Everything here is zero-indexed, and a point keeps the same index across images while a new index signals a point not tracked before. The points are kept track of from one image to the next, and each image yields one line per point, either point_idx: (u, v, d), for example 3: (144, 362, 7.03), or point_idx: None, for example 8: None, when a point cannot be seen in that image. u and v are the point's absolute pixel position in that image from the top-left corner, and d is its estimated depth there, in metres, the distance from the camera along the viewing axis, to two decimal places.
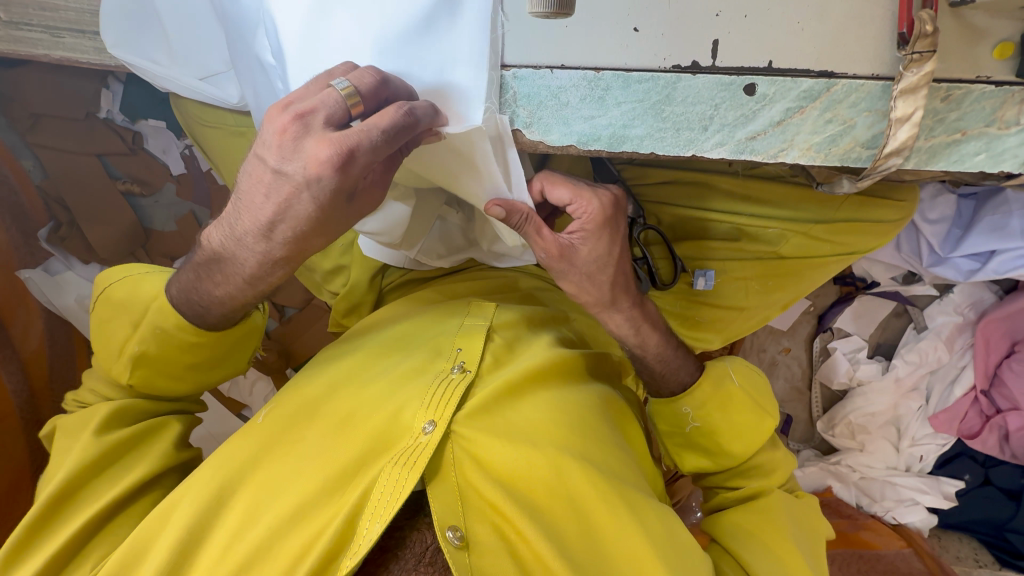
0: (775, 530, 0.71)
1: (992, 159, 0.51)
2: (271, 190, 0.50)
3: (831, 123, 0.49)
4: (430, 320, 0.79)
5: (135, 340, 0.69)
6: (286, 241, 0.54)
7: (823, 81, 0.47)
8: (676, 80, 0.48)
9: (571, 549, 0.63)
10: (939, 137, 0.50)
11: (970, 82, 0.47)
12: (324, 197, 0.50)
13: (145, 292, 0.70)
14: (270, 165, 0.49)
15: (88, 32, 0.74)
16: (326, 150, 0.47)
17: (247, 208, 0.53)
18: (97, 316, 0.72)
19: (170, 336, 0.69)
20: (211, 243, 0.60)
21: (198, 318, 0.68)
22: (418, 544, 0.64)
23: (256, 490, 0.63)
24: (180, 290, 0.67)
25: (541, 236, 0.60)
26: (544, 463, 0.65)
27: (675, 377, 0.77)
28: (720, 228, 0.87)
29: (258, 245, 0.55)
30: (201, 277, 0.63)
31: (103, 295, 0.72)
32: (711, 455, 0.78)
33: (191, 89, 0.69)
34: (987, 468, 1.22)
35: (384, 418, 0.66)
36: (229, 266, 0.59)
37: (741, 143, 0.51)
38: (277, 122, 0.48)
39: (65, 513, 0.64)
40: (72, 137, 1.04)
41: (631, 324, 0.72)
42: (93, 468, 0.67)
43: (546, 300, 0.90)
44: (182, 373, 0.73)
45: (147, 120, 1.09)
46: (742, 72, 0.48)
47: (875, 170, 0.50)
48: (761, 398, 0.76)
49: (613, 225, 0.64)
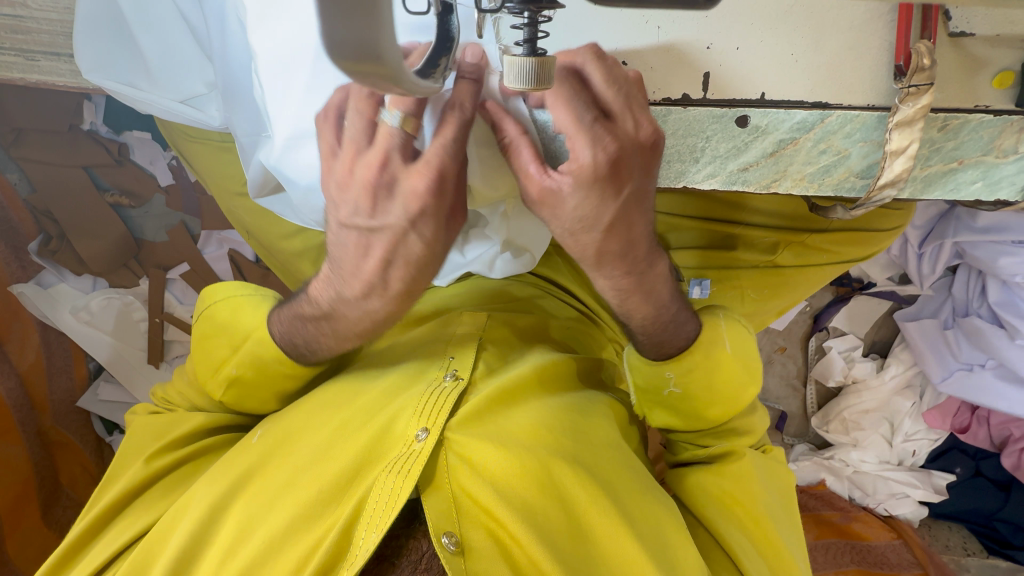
0: (746, 495, 0.66)
1: (988, 187, 0.50)
2: (352, 233, 0.53)
3: (826, 153, 0.48)
4: (423, 336, 0.77)
5: (234, 363, 0.69)
6: (401, 286, 0.56)
7: (817, 113, 0.46)
8: (666, 113, 0.48)
9: (565, 550, 0.60)
10: (934, 166, 0.49)
11: (968, 111, 0.46)
12: (431, 229, 0.51)
13: (247, 318, 0.70)
14: (365, 217, 0.51)
15: (63, 55, 0.73)
16: (423, 180, 0.48)
17: (355, 273, 0.55)
18: (198, 331, 0.72)
19: (268, 365, 0.68)
20: (314, 298, 0.62)
21: (304, 355, 0.67)
22: (414, 551, 0.61)
23: (250, 503, 0.63)
24: (282, 330, 0.66)
25: (527, 175, 0.48)
26: (537, 468, 0.63)
27: (668, 342, 0.62)
28: (712, 237, 0.83)
29: (373, 295, 0.57)
30: (308, 325, 0.64)
31: (207, 312, 0.72)
32: (682, 415, 0.67)
33: (170, 111, 0.67)
34: (978, 460, 1.23)
35: (374, 429, 0.65)
36: (341, 320, 0.61)
37: (732, 175, 0.50)
38: (360, 170, 0.48)
39: (108, 518, 0.69)
40: (57, 149, 1.02)
41: (615, 295, 0.58)
42: (144, 484, 0.70)
43: (545, 307, 0.84)
44: (268, 395, 0.72)
45: (132, 131, 1.07)
46: (733, 104, 0.47)
47: (868, 201, 0.49)
48: (750, 353, 0.64)
49: (618, 181, 0.47)
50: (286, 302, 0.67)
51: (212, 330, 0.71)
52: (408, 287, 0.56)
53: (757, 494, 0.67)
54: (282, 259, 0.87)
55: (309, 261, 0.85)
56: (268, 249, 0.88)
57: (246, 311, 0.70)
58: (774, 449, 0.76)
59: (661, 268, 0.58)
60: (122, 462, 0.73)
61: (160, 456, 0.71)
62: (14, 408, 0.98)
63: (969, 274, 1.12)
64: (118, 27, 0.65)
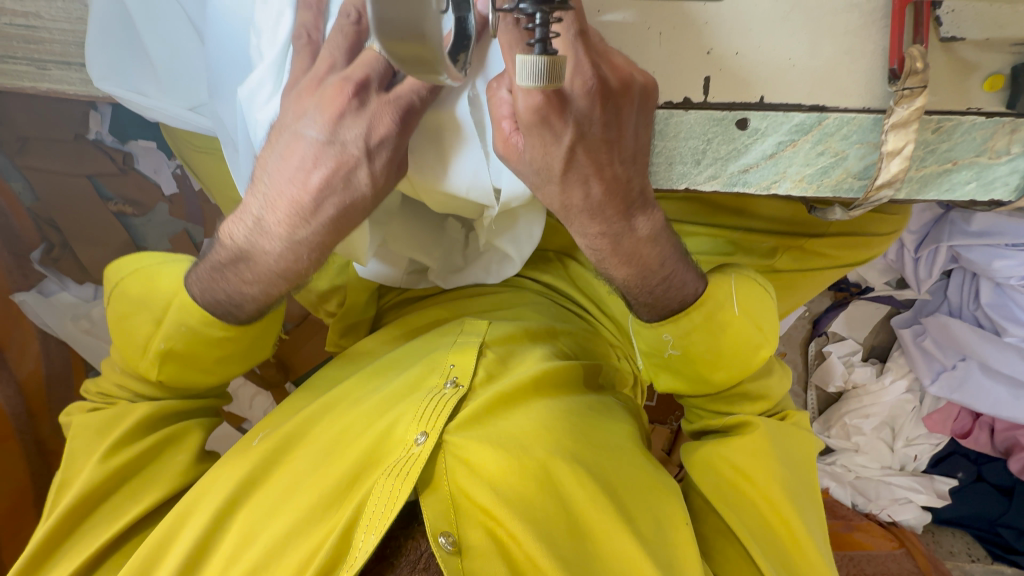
0: (764, 471, 0.65)
1: (983, 187, 0.51)
2: (296, 153, 0.52)
3: (823, 155, 0.49)
4: (424, 342, 0.77)
5: (160, 337, 0.63)
6: (333, 218, 0.54)
7: (814, 115, 0.47)
8: (669, 116, 0.49)
9: (566, 550, 0.59)
10: (930, 167, 0.50)
11: (961, 114, 0.47)
12: (385, 162, 0.52)
13: (163, 284, 0.64)
14: (318, 135, 0.51)
15: (73, 63, 0.74)
16: (389, 112, 0.50)
17: (287, 195, 0.53)
18: (113, 313, 0.65)
19: (199, 334, 0.62)
20: (235, 238, 0.57)
21: (229, 314, 0.62)
22: (412, 552, 0.60)
23: (252, 510, 0.63)
24: (203, 285, 0.61)
25: (499, 124, 0.48)
26: (535, 468, 0.63)
27: (677, 293, 0.59)
28: (714, 242, 0.83)
29: (301, 227, 0.54)
30: (227, 272, 0.59)
31: (117, 290, 0.65)
32: (689, 380, 0.65)
33: (179, 119, 0.68)
34: (980, 465, 1.23)
35: (375, 435, 0.65)
36: (263, 256, 0.57)
37: (733, 176, 0.51)
38: (329, 88, 0.50)
39: (71, 530, 0.64)
40: (62, 158, 1.03)
41: (592, 253, 0.57)
42: (111, 485, 0.67)
43: (545, 312, 0.85)
44: (211, 366, 0.67)
45: (137, 141, 1.07)
46: (733, 108, 0.48)
47: (866, 201, 0.50)
48: (764, 313, 0.62)
49: (555, 125, 0.46)
50: (204, 252, 0.62)
51: (128, 310, 0.65)
52: (343, 218, 0.55)
53: (774, 477, 0.65)
54: None
55: None
56: None
57: (168, 279, 0.64)
58: (795, 415, 0.74)
59: (644, 229, 0.55)
60: (71, 462, 0.68)
61: (116, 453, 0.67)
62: (11, 417, 0.97)
63: (963, 277, 1.13)
64: (117, 23, 0.65)
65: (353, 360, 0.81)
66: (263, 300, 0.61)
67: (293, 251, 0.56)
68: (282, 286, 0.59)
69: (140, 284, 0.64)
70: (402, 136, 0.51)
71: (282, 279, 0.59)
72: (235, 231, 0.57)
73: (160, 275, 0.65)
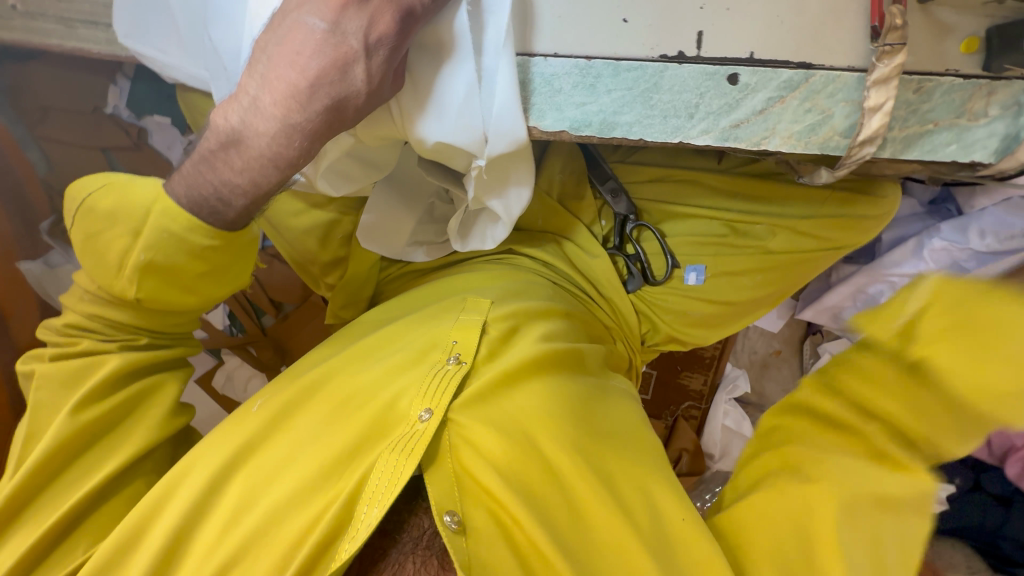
0: None
1: (964, 149, 0.53)
2: (298, 41, 0.51)
3: (811, 113, 0.52)
4: (426, 315, 0.75)
5: (140, 247, 0.61)
6: (325, 112, 0.53)
7: (801, 72, 0.50)
8: (664, 69, 0.52)
9: (564, 536, 0.61)
10: (912, 127, 0.52)
11: (939, 74, 0.50)
12: (383, 62, 0.51)
13: (140, 194, 0.62)
14: (321, 23, 0.50)
15: (101, 23, 0.77)
16: (390, 10, 0.49)
17: (284, 82, 0.52)
18: (83, 232, 0.64)
19: (180, 241, 0.61)
20: (226, 126, 0.55)
21: (214, 216, 0.61)
22: (416, 527, 0.65)
23: (250, 474, 0.64)
24: (190, 180, 0.60)
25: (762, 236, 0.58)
26: (530, 452, 0.65)
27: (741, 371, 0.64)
28: (709, 224, 0.88)
29: (292, 116, 0.53)
30: (214, 162, 0.57)
31: (88, 206, 0.63)
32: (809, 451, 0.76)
33: (196, 78, 0.71)
34: (978, 474, 1.23)
35: (380, 405, 0.66)
36: (252, 145, 0.55)
37: (725, 131, 0.53)
38: None
39: (51, 482, 0.65)
40: (79, 130, 1.08)
41: None
42: (87, 437, 0.67)
43: (544, 291, 0.84)
44: (193, 285, 0.66)
45: (152, 116, 1.14)
46: (724, 63, 0.51)
47: (849, 159, 0.52)
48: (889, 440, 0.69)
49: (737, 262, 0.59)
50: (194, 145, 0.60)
51: (101, 235, 0.63)
52: (337, 114, 0.53)
53: None
54: (290, 237, 0.90)
55: (315, 239, 0.89)
56: (275, 227, 0.90)
57: (141, 191, 0.62)
58: None
59: None
60: (37, 414, 0.67)
61: (87, 403, 0.68)
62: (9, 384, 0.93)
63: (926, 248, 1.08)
64: None
65: (352, 334, 0.80)
66: (248, 195, 0.59)
67: (286, 144, 0.54)
68: (268, 181, 0.57)
69: (110, 199, 0.63)
70: (401, 38, 0.51)
71: (269, 173, 0.57)
72: (226, 120, 0.55)
73: (135, 187, 0.63)
